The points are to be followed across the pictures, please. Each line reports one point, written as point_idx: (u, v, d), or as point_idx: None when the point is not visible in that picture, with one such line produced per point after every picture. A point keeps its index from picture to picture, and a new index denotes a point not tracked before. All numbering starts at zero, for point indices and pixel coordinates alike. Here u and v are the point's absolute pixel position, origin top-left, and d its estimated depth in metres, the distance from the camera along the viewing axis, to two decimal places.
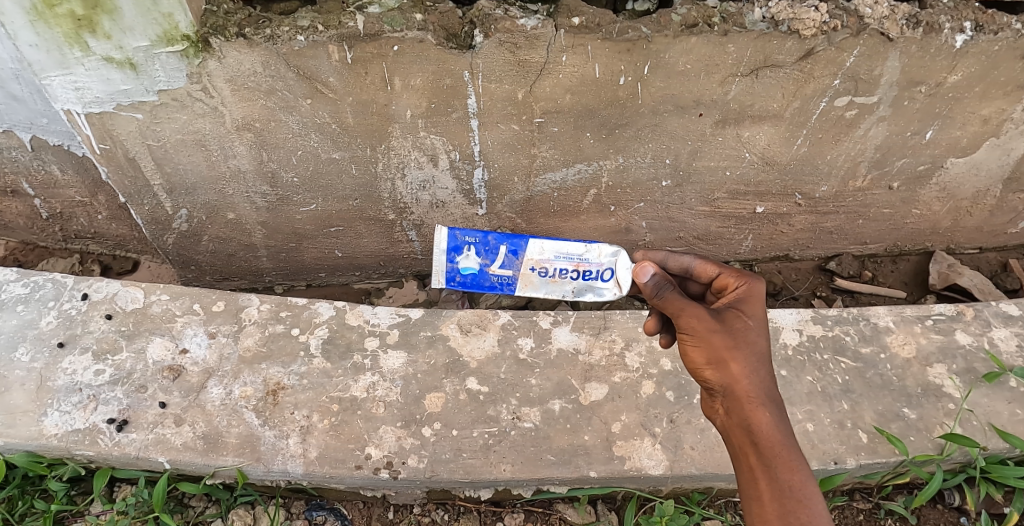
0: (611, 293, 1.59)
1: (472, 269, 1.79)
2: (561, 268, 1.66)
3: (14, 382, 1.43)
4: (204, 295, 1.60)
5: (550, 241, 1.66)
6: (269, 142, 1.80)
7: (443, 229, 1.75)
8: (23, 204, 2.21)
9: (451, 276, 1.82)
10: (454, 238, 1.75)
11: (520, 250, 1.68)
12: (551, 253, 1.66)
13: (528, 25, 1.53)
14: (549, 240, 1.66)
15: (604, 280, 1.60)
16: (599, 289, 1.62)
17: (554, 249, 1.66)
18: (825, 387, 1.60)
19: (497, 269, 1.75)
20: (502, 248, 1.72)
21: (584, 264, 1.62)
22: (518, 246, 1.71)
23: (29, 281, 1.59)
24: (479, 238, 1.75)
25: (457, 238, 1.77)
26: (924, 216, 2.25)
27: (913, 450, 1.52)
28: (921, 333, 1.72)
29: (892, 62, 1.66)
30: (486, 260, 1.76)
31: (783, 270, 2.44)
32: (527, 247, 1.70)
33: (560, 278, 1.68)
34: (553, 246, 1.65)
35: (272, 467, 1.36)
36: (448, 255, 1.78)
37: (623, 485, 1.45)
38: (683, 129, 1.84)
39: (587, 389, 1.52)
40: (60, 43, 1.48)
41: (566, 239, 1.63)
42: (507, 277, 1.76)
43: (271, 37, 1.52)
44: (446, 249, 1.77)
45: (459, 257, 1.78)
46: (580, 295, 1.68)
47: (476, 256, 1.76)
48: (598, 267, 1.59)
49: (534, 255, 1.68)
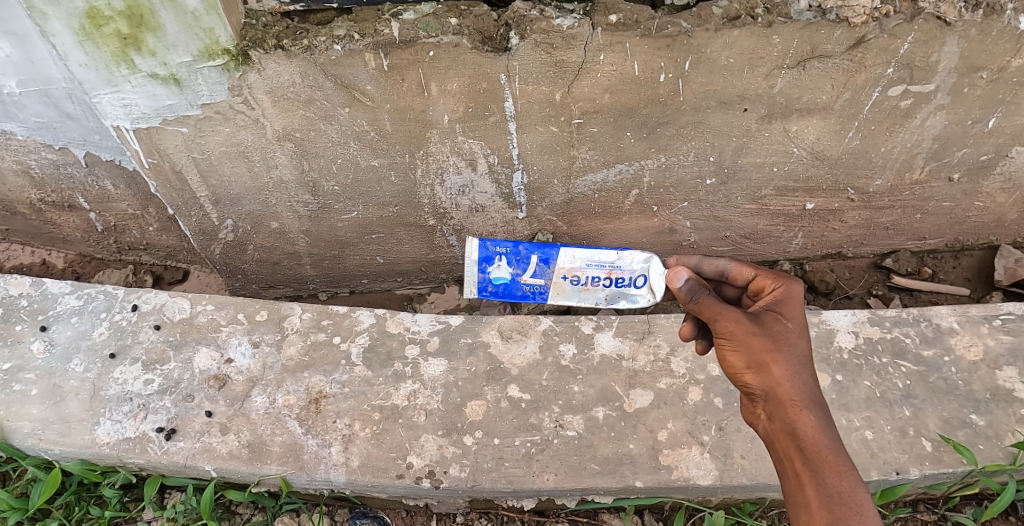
0: (645, 299, 1.64)
1: (505, 278, 1.92)
2: (592, 277, 1.74)
3: (69, 392, 1.48)
4: (248, 305, 1.62)
5: (581, 250, 1.75)
6: (310, 151, 1.82)
7: (475, 242, 1.93)
8: (79, 218, 2.29)
9: (483, 286, 1.96)
10: (486, 249, 1.92)
11: (551, 258, 1.79)
12: (582, 261, 1.75)
13: (564, 25, 1.51)
14: (581, 249, 1.76)
15: (637, 287, 1.66)
16: (632, 295, 1.67)
17: (584, 258, 1.75)
18: (884, 392, 1.51)
19: (528, 277, 1.86)
20: (533, 257, 1.84)
21: (616, 271, 1.69)
22: (549, 256, 1.82)
23: (82, 293, 1.64)
24: (512, 249, 1.90)
25: (490, 250, 1.93)
26: (988, 209, 2.12)
27: (982, 459, 1.43)
28: (988, 333, 1.61)
29: (949, 47, 1.57)
30: (518, 270, 1.89)
31: (836, 269, 2.34)
32: (558, 256, 1.80)
33: (591, 285, 1.75)
34: (583, 255, 1.74)
35: (315, 476, 1.37)
36: (480, 266, 1.94)
37: (670, 495, 1.40)
38: (728, 125, 1.78)
39: (631, 396, 1.48)
40: (108, 61, 1.53)
41: (598, 247, 1.72)
42: (539, 286, 1.86)
43: (308, 48, 1.54)
44: (478, 260, 1.93)
45: (492, 267, 1.93)
46: (613, 302, 1.74)
47: (508, 266, 1.90)
48: (631, 274, 1.66)
49: (564, 263, 1.77)
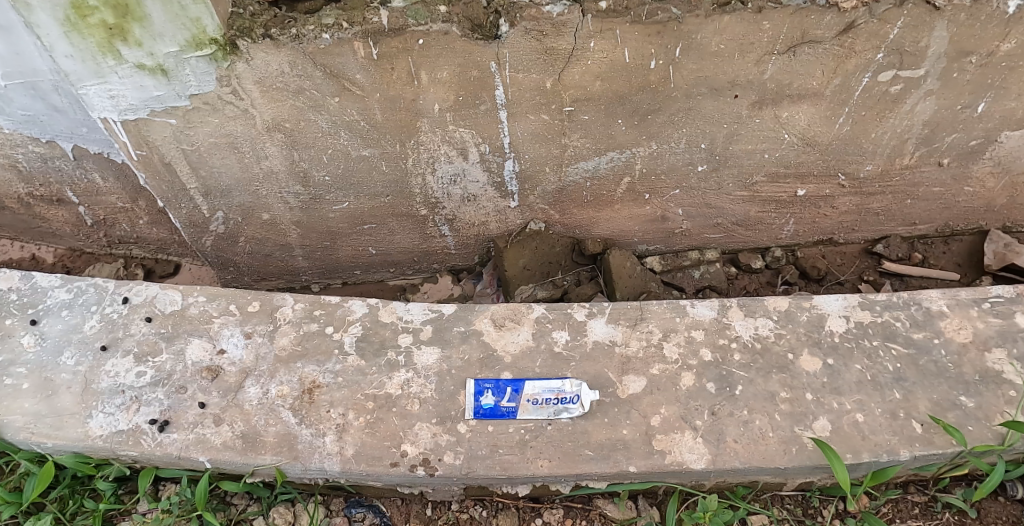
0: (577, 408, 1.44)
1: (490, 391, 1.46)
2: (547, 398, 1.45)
3: (61, 385, 1.47)
4: (239, 296, 1.61)
5: (540, 382, 1.47)
6: (300, 142, 1.81)
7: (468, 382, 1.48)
8: (69, 212, 2.28)
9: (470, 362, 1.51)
10: (478, 386, 1.46)
11: (519, 388, 1.46)
12: (541, 395, 1.46)
13: (554, 12, 1.50)
14: (539, 382, 1.47)
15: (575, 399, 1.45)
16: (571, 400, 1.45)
17: (542, 391, 1.46)
18: (875, 375, 1.52)
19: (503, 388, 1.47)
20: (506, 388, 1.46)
21: (563, 394, 1.46)
22: (518, 389, 1.47)
23: (72, 287, 1.62)
24: (498, 386, 1.47)
25: (483, 386, 1.47)
26: (977, 193, 2.13)
27: (971, 440, 1.43)
28: (977, 316, 1.61)
29: (939, 32, 1.58)
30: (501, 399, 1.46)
31: (827, 255, 2.34)
32: (524, 388, 1.46)
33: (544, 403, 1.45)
34: (541, 386, 1.47)
35: (309, 465, 1.37)
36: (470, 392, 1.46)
37: (663, 480, 1.41)
38: (719, 112, 1.78)
39: (625, 382, 1.48)
40: (94, 52, 1.51)
41: (553, 380, 1.48)
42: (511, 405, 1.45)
43: (296, 37, 1.53)
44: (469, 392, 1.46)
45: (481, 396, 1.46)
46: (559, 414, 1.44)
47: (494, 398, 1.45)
48: (571, 396, 1.45)
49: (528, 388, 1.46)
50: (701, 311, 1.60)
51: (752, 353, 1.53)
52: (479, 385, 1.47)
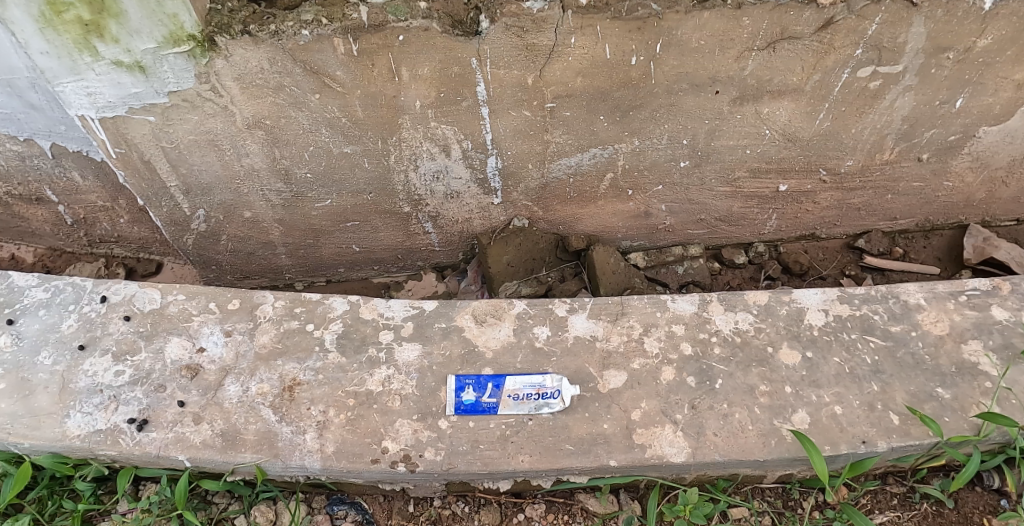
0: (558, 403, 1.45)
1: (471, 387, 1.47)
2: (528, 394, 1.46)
3: (38, 385, 1.46)
4: (220, 294, 1.60)
5: (521, 378, 1.48)
6: (281, 139, 1.80)
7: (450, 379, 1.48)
8: (48, 211, 2.25)
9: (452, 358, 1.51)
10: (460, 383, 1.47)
11: (501, 384, 1.47)
12: (522, 390, 1.46)
13: (534, 8, 1.50)
14: (520, 378, 1.48)
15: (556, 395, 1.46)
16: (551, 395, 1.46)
17: (523, 387, 1.47)
18: (853, 368, 1.53)
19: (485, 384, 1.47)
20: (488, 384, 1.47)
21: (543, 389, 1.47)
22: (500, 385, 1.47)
23: (50, 286, 1.61)
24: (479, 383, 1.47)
25: (465, 382, 1.47)
26: (956, 188, 2.16)
27: (947, 431, 1.45)
28: (953, 309, 1.64)
29: (916, 28, 1.59)
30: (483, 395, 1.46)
31: (809, 250, 2.36)
32: (505, 384, 1.47)
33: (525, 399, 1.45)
34: (522, 381, 1.48)
35: (290, 462, 1.36)
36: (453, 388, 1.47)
37: (644, 474, 1.42)
38: (700, 108, 1.79)
39: (606, 377, 1.49)
40: (70, 49, 1.50)
41: (533, 376, 1.48)
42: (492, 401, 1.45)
43: (276, 33, 1.52)
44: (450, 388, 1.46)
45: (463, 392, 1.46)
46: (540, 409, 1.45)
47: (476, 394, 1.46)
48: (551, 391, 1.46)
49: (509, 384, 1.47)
50: (682, 306, 1.61)
51: (731, 346, 1.55)
52: (461, 381, 1.47)
